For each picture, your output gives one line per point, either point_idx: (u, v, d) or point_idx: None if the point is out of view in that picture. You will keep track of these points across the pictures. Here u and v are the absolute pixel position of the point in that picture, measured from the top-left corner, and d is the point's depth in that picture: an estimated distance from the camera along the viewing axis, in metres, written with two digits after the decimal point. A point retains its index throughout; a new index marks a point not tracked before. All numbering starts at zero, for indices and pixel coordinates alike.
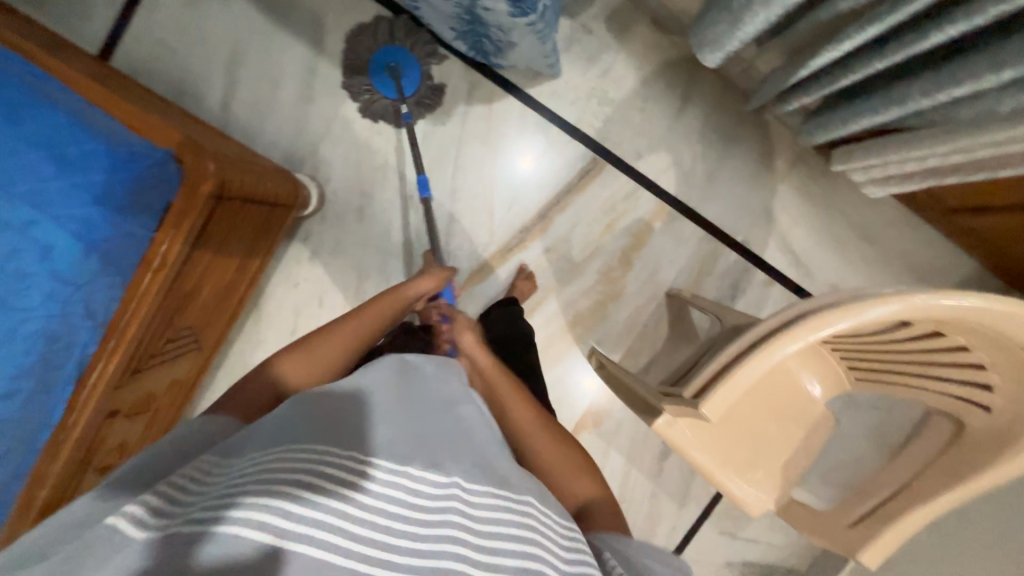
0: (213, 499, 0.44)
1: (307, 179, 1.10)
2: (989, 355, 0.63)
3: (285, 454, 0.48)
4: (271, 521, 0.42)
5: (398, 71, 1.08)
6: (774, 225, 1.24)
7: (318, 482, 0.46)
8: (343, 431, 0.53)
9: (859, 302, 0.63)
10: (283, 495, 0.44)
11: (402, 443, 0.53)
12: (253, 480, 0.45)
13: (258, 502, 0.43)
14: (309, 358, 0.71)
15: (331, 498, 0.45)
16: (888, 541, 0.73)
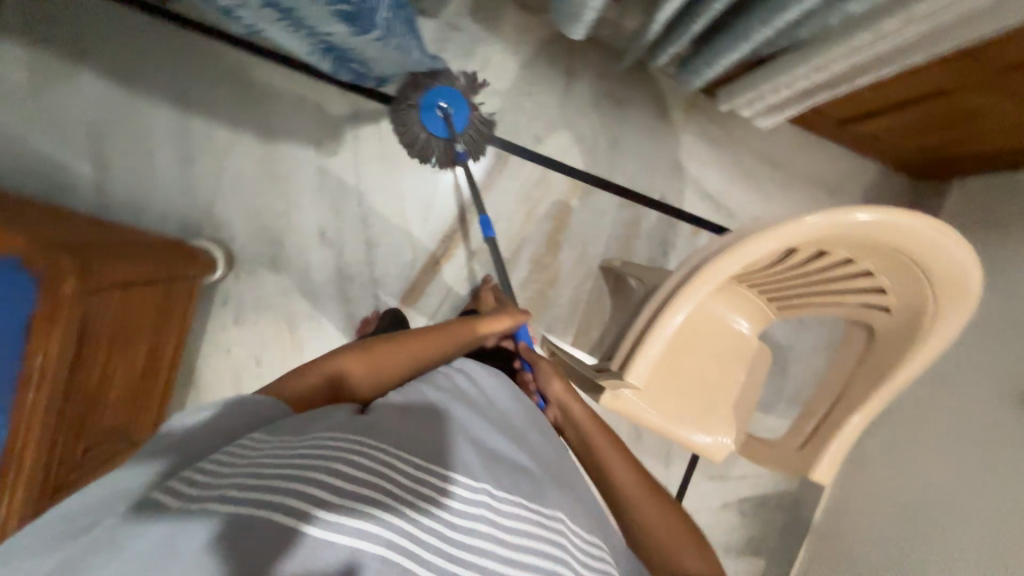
0: (244, 480, 0.43)
1: (209, 244, 1.06)
2: (873, 262, 0.65)
3: (321, 441, 0.48)
4: (304, 504, 0.42)
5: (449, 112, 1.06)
6: (686, 175, 1.26)
7: (350, 469, 0.45)
8: (375, 424, 0.52)
9: (742, 242, 0.65)
10: (319, 480, 0.43)
11: (441, 447, 0.52)
12: (287, 465, 0.44)
13: (294, 486, 0.42)
14: (368, 372, 0.69)
15: (362, 485, 0.45)
16: (834, 454, 0.76)
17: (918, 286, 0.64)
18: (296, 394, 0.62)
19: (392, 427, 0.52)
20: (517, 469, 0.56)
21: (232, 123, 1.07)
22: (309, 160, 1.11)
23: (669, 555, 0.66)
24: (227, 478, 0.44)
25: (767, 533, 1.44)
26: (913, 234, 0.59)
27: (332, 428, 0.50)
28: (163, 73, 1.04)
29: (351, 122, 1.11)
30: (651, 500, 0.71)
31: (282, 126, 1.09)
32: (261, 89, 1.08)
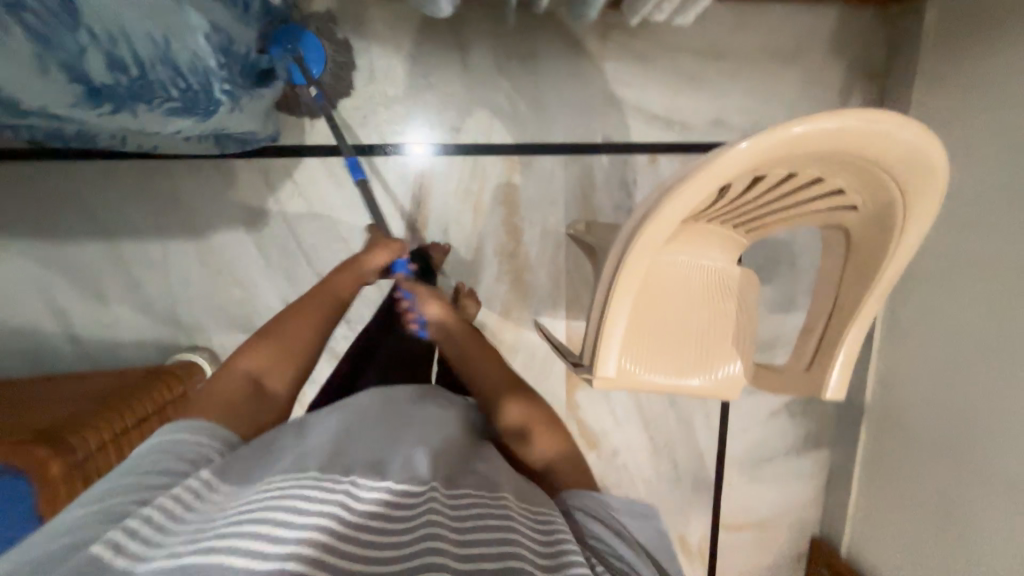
0: (197, 532, 0.45)
1: (192, 352, 1.08)
2: (819, 169, 0.57)
3: (270, 481, 0.50)
4: (256, 534, 0.43)
5: (297, 49, 0.90)
6: (624, 105, 1.15)
7: (307, 493, 0.47)
8: (333, 448, 0.54)
9: (664, 202, 0.59)
10: (272, 509, 0.45)
11: (382, 461, 0.54)
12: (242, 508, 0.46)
13: (248, 520, 0.44)
14: (281, 358, 0.77)
15: (315, 506, 0.46)
16: (843, 368, 0.71)
17: (876, 179, 0.55)
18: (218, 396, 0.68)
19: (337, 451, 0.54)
20: (468, 475, 0.58)
21: (159, 234, 1.06)
22: (244, 240, 1.09)
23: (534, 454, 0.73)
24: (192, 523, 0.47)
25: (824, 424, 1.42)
26: (852, 132, 0.50)
27: (285, 464, 0.52)
28: (76, 212, 1.03)
29: (268, 186, 1.08)
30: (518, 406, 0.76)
31: (206, 217, 1.07)
32: (170, 189, 1.05)
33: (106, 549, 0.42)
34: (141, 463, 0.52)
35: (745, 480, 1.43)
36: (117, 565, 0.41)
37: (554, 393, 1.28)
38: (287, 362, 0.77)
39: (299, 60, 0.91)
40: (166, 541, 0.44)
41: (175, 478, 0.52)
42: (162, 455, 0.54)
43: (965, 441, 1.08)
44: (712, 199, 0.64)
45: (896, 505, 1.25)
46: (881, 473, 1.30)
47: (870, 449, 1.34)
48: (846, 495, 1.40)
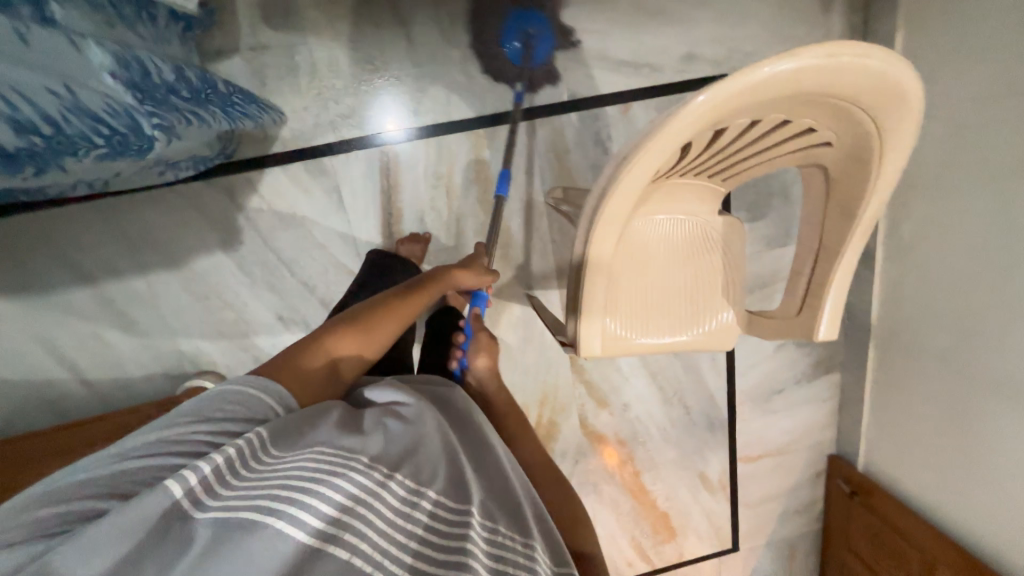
0: (258, 486, 0.43)
1: (199, 378, 1.10)
2: (784, 111, 0.53)
3: (325, 452, 0.48)
4: (308, 514, 0.41)
5: (533, 37, 1.02)
6: (586, 56, 1.07)
7: (362, 485, 0.46)
8: (391, 438, 0.53)
9: (622, 173, 0.56)
10: (324, 487, 0.44)
11: (425, 463, 0.52)
12: (303, 474, 0.45)
13: (304, 493, 0.43)
14: (362, 349, 0.69)
15: (363, 503, 0.45)
16: (832, 310, 0.70)
17: (846, 113, 0.51)
18: (296, 374, 0.60)
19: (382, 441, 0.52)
20: (499, 490, 0.56)
21: (140, 270, 1.06)
22: (224, 262, 1.08)
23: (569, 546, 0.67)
24: (251, 479, 0.44)
25: (830, 349, 1.43)
26: (805, 75, 0.46)
27: (341, 440, 0.50)
28: (54, 262, 1.03)
29: (235, 204, 1.06)
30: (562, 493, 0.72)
31: (181, 245, 1.06)
32: (139, 223, 1.04)
33: (179, 486, 0.41)
34: (218, 401, 0.51)
35: (759, 413, 1.46)
36: (182, 505, 0.41)
37: (558, 361, 1.30)
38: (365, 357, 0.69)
39: (529, 47, 1.03)
40: (227, 486, 0.43)
41: (244, 428, 0.51)
42: (235, 401, 0.52)
43: (973, 348, 1.07)
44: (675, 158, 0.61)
45: (909, 417, 1.26)
46: (893, 389, 1.30)
47: (879, 367, 1.34)
48: (859, 414, 1.42)
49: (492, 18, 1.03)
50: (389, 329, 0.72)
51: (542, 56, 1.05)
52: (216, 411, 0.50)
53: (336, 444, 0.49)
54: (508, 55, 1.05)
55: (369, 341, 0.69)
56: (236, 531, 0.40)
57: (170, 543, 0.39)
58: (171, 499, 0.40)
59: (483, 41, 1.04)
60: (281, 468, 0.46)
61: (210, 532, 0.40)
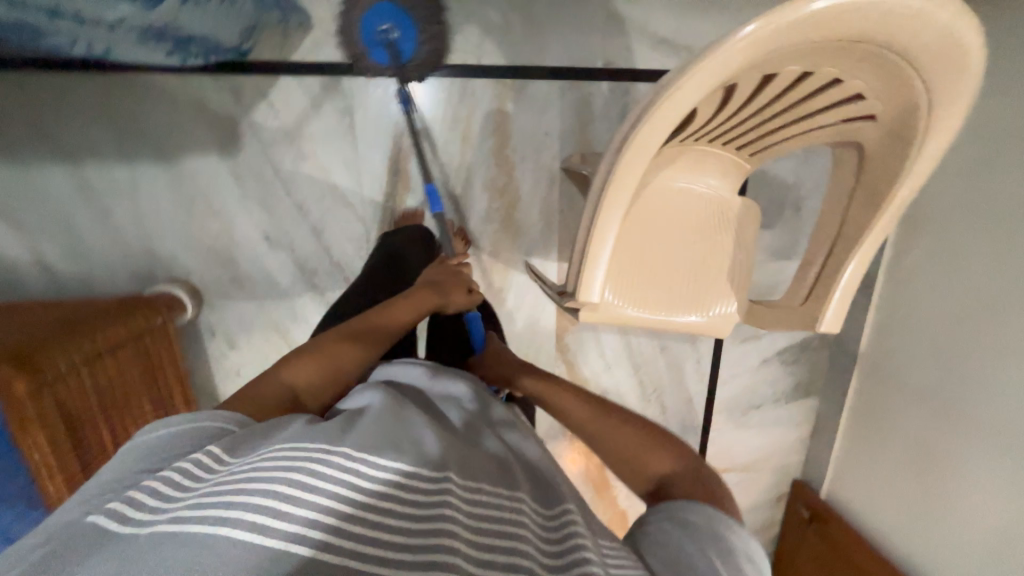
0: (208, 492, 0.39)
1: (168, 285, 1.05)
2: (837, 67, 0.51)
3: (283, 449, 0.43)
4: (265, 512, 0.37)
5: (394, 35, 0.97)
6: (627, 25, 1.04)
7: (320, 462, 0.42)
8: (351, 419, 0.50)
9: (661, 102, 0.52)
10: (277, 488, 0.39)
11: (397, 441, 0.47)
12: (254, 471, 0.41)
13: (253, 490, 0.39)
14: (322, 364, 0.66)
15: (325, 479, 0.41)
16: (839, 302, 0.68)
17: (899, 79, 0.49)
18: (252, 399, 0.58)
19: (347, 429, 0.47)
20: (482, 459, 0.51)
21: (125, 158, 1.00)
22: (217, 168, 1.03)
23: (643, 473, 0.65)
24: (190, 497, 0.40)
25: (813, 373, 1.42)
26: (875, 15, 0.43)
27: (300, 431, 0.46)
28: (33, 133, 0.96)
29: (241, 108, 1.00)
30: (611, 428, 0.70)
31: (175, 141, 1.00)
32: (134, 109, 0.98)
33: (114, 520, 0.38)
34: (164, 436, 0.47)
35: (732, 426, 1.44)
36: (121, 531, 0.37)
37: (543, 336, 1.27)
38: (328, 371, 0.66)
39: (391, 42, 0.97)
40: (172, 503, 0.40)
41: (193, 449, 0.46)
42: (184, 432, 0.47)
43: (955, 388, 1.07)
44: (710, 105, 0.57)
45: (883, 449, 1.25)
46: (867, 420, 1.30)
47: (857, 397, 1.34)
48: (829, 442, 1.42)
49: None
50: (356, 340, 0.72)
51: (408, 51, 0.98)
52: (164, 444, 0.46)
53: (295, 441, 0.44)
54: (364, 45, 0.97)
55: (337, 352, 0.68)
56: (175, 544, 0.35)
57: (114, 556, 0.35)
58: (109, 528, 0.37)
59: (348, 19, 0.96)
60: (236, 474, 0.41)
61: (160, 538, 0.36)
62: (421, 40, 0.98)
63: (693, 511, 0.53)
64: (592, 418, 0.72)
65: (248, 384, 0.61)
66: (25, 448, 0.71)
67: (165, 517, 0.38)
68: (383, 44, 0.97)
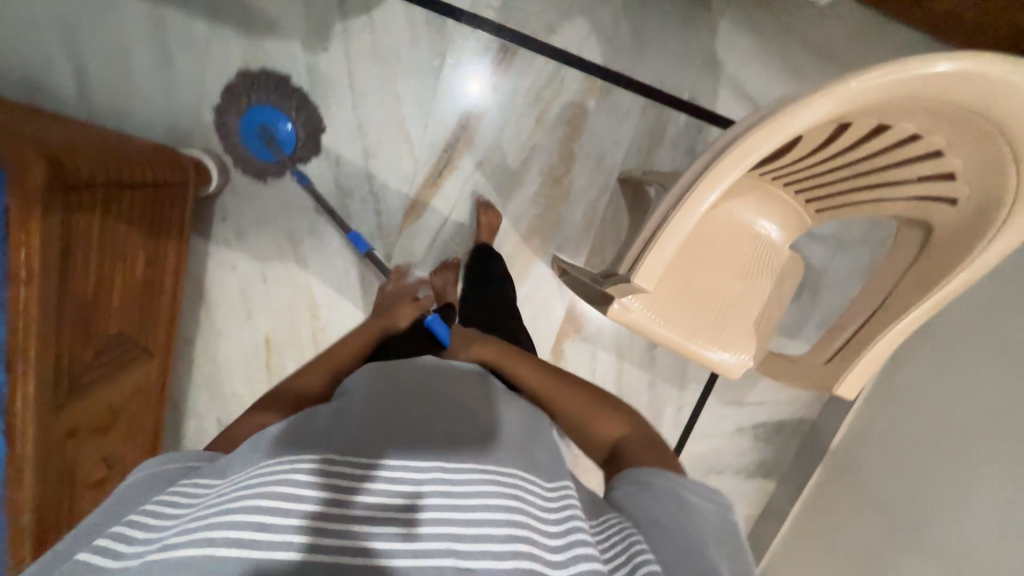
0: (196, 512, 0.42)
1: (200, 154, 1.01)
2: (945, 137, 0.53)
3: (270, 462, 0.45)
4: (247, 520, 0.39)
5: (274, 136, 1.02)
6: (722, 71, 1.09)
7: (304, 470, 0.43)
8: (310, 430, 0.51)
9: (786, 112, 0.52)
10: (255, 498, 0.41)
11: (379, 442, 0.48)
12: (243, 484, 0.43)
13: (228, 511, 0.40)
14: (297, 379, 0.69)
15: (305, 485, 0.42)
16: (863, 370, 0.69)
17: (996, 166, 0.52)
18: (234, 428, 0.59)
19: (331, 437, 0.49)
20: (472, 442, 0.51)
21: (210, 16, 0.98)
22: (295, 59, 1.01)
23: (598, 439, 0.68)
24: (173, 524, 0.42)
25: (780, 457, 1.44)
26: (1010, 91, 0.46)
27: (288, 444, 0.48)
28: None
29: (340, 11, 1.00)
30: (573, 398, 0.69)
31: (265, 19, 0.99)
32: None
33: (103, 554, 0.41)
34: (142, 480, 0.49)
35: None
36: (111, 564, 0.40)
37: (543, 334, 1.26)
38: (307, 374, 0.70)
39: (271, 140, 1.02)
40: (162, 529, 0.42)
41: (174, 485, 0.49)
42: (161, 472, 0.50)
43: (909, 504, 1.08)
44: (814, 136, 0.58)
45: (826, 550, 1.25)
46: (819, 517, 1.31)
47: (816, 492, 1.35)
48: (776, 528, 1.42)
49: (235, 103, 1.01)
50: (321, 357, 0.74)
51: (289, 144, 1.03)
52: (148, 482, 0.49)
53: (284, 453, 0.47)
54: (251, 150, 1.03)
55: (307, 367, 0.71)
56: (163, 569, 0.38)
57: None
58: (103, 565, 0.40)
59: (224, 118, 1.02)
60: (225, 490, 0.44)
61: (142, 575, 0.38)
62: (302, 136, 1.03)
63: (655, 475, 0.57)
64: (549, 385, 0.71)
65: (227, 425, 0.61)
66: (11, 237, 0.63)
67: (159, 543, 0.40)
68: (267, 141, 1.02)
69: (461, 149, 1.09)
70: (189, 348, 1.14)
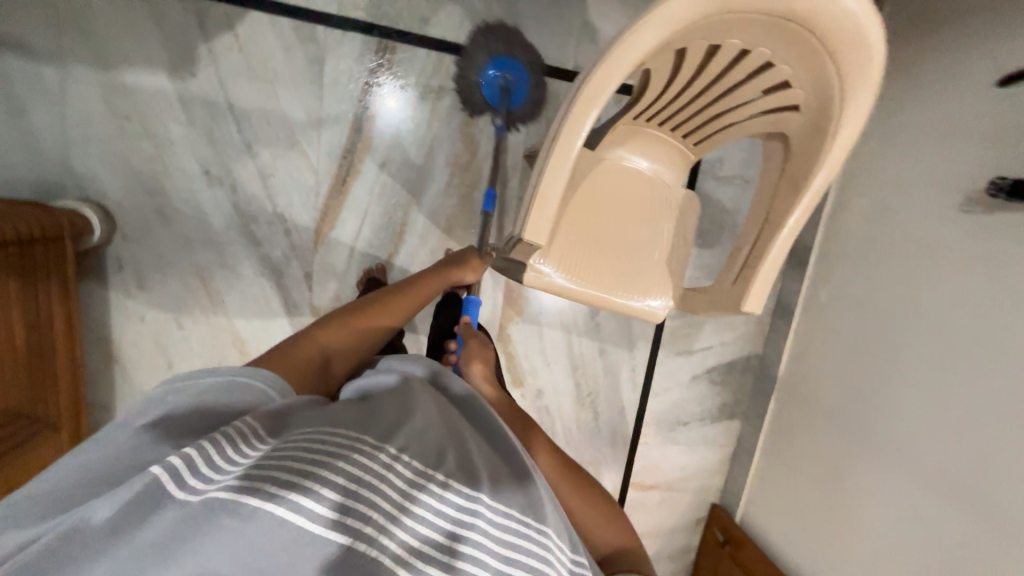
0: (261, 465, 0.41)
1: (76, 203, 0.94)
2: (771, 48, 0.58)
3: (335, 435, 0.46)
4: (311, 492, 0.39)
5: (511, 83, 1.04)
6: (598, 37, 1.13)
7: (370, 459, 0.45)
8: (364, 419, 0.50)
9: (624, 44, 0.54)
10: (323, 471, 0.41)
11: (434, 448, 0.50)
12: (304, 453, 0.43)
13: (290, 485, 0.39)
14: (352, 341, 0.71)
15: (367, 472, 0.43)
16: (763, 285, 0.72)
17: (820, 66, 0.57)
18: (296, 367, 0.62)
19: (394, 427, 0.50)
20: (510, 478, 0.53)
21: (59, 58, 0.92)
22: (164, 89, 0.97)
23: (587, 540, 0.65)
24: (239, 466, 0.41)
25: (738, 395, 1.49)
26: None
27: (345, 421, 0.49)
28: None
29: (202, 33, 0.96)
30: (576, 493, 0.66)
31: (121, 52, 0.94)
32: (81, 9, 0.91)
33: (163, 477, 0.37)
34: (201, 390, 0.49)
35: (660, 441, 1.45)
36: (167, 490, 0.37)
37: (486, 322, 1.26)
38: (358, 345, 0.71)
39: (506, 88, 1.04)
40: (220, 473, 0.40)
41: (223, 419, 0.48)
42: (224, 385, 0.51)
43: (857, 407, 1.14)
44: (657, 63, 0.61)
45: (793, 472, 1.31)
46: (783, 442, 1.36)
47: (774, 420, 1.41)
48: (747, 465, 1.46)
49: (491, 44, 1.03)
50: (384, 325, 0.75)
51: (519, 97, 1.05)
52: (202, 396, 0.49)
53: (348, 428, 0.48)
54: (483, 87, 1.04)
55: (368, 330, 0.73)
56: (228, 512, 0.36)
57: (169, 524, 0.35)
58: (161, 489, 0.37)
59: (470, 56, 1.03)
60: (284, 448, 0.44)
61: (215, 514, 0.36)
62: (531, 92, 1.06)
63: None
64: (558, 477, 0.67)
65: (287, 343, 0.64)
66: None
67: (223, 485, 0.38)
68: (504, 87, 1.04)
69: (360, 153, 1.07)
70: (105, 414, 1.05)
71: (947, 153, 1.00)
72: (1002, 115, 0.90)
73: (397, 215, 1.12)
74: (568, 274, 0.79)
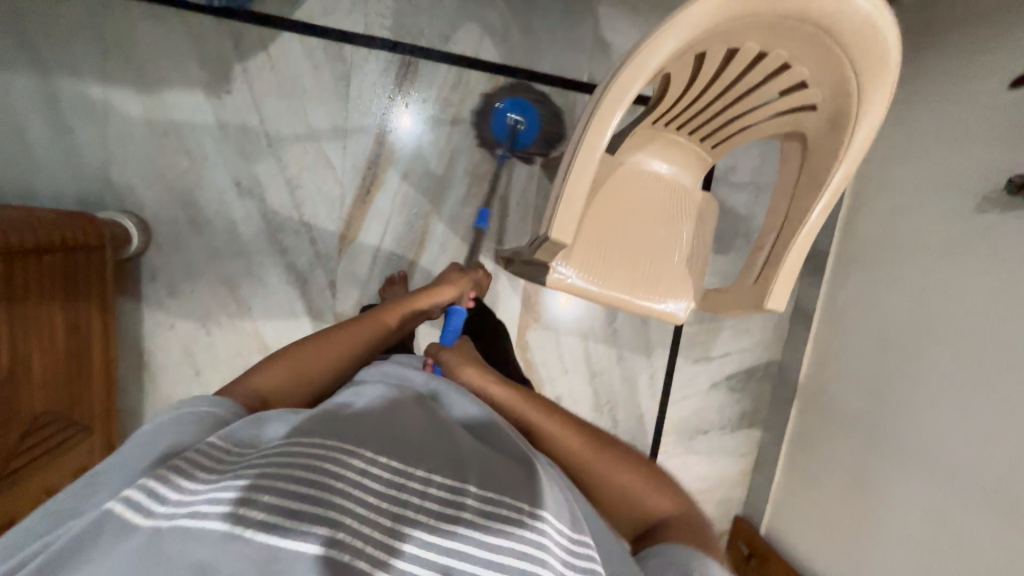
0: (225, 483, 0.39)
1: (115, 215, 0.98)
2: (787, 51, 0.60)
3: (302, 443, 0.44)
4: (274, 507, 0.38)
5: (521, 125, 1.13)
6: (612, 51, 1.17)
7: (341, 463, 0.42)
8: (334, 420, 0.47)
9: (647, 49, 0.57)
10: (286, 484, 0.39)
11: (412, 444, 0.47)
12: (267, 465, 0.41)
13: (250, 503, 0.37)
14: (295, 376, 0.65)
15: (338, 477, 0.41)
16: (786, 279, 0.73)
17: (835, 66, 0.59)
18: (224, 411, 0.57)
19: (368, 425, 0.47)
20: (501, 466, 0.49)
21: (104, 80, 0.98)
22: (200, 106, 1.02)
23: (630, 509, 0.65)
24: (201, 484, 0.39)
25: (758, 402, 1.47)
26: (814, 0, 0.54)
27: (313, 425, 0.46)
28: (9, 39, 0.94)
29: (237, 54, 1.02)
30: (606, 469, 0.66)
31: (162, 73, 1.00)
32: (126, 33, 0.97)
33: (120, 506, 0.36)
34: (162, 427, 0.46)
35: (680, 450, 1.44)
36: (126, 518, 0.36)
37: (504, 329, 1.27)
38: (302, 380, 0.66)
39: (516, 129, 1.13)
40: (182, 491, 0.39)
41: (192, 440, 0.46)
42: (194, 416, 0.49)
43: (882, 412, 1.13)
44: (677, 68, 0.64)
45: (817, 480, 1.28)
46: (806, 450, 1.33)
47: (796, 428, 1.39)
48: (770, 474, 1.44)
49: (511, 89, 1.13)
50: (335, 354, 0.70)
51: (524, 141, 1.14)
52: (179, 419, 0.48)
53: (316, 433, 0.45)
54: (494, 126, 1.13)
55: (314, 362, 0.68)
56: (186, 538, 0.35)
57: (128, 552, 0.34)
58: (121, 518, 0.36)
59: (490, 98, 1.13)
60: (249, 464, 0.42)
61: (183, 535, 0.35)
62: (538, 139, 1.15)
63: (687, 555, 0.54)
64: (581, 454, 0.66)
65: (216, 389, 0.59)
66: None
67: (184, 509, 0.37)
68: (512, 128, 1.13)
69: (383, 164, 1.11)
70: (135, 419, 1.08)
71: (961, 154, 1.00)
72: (1014, 116, 0.91)
73: (417, 224, 1.15)
74: (589, 275, 0.81)
